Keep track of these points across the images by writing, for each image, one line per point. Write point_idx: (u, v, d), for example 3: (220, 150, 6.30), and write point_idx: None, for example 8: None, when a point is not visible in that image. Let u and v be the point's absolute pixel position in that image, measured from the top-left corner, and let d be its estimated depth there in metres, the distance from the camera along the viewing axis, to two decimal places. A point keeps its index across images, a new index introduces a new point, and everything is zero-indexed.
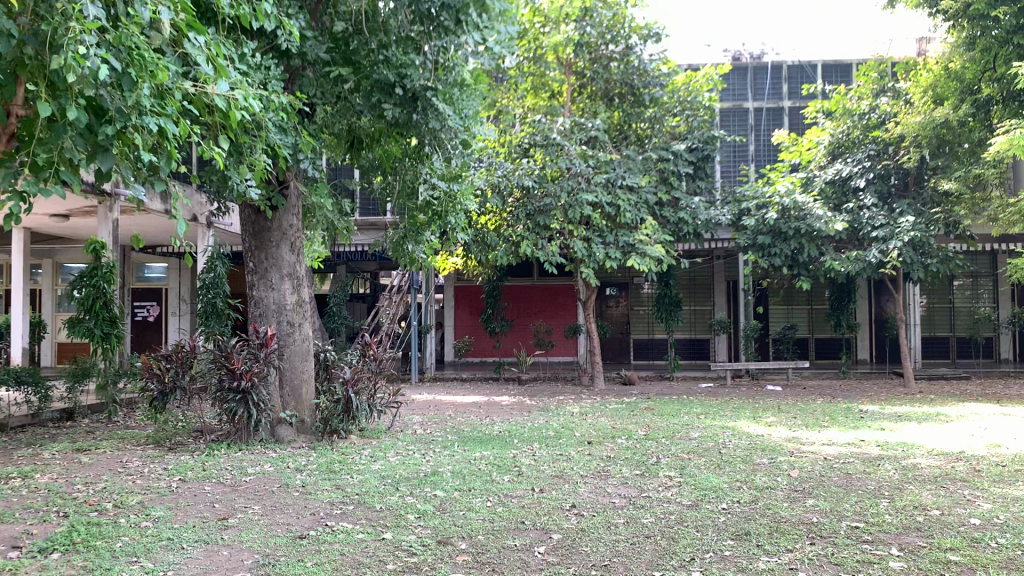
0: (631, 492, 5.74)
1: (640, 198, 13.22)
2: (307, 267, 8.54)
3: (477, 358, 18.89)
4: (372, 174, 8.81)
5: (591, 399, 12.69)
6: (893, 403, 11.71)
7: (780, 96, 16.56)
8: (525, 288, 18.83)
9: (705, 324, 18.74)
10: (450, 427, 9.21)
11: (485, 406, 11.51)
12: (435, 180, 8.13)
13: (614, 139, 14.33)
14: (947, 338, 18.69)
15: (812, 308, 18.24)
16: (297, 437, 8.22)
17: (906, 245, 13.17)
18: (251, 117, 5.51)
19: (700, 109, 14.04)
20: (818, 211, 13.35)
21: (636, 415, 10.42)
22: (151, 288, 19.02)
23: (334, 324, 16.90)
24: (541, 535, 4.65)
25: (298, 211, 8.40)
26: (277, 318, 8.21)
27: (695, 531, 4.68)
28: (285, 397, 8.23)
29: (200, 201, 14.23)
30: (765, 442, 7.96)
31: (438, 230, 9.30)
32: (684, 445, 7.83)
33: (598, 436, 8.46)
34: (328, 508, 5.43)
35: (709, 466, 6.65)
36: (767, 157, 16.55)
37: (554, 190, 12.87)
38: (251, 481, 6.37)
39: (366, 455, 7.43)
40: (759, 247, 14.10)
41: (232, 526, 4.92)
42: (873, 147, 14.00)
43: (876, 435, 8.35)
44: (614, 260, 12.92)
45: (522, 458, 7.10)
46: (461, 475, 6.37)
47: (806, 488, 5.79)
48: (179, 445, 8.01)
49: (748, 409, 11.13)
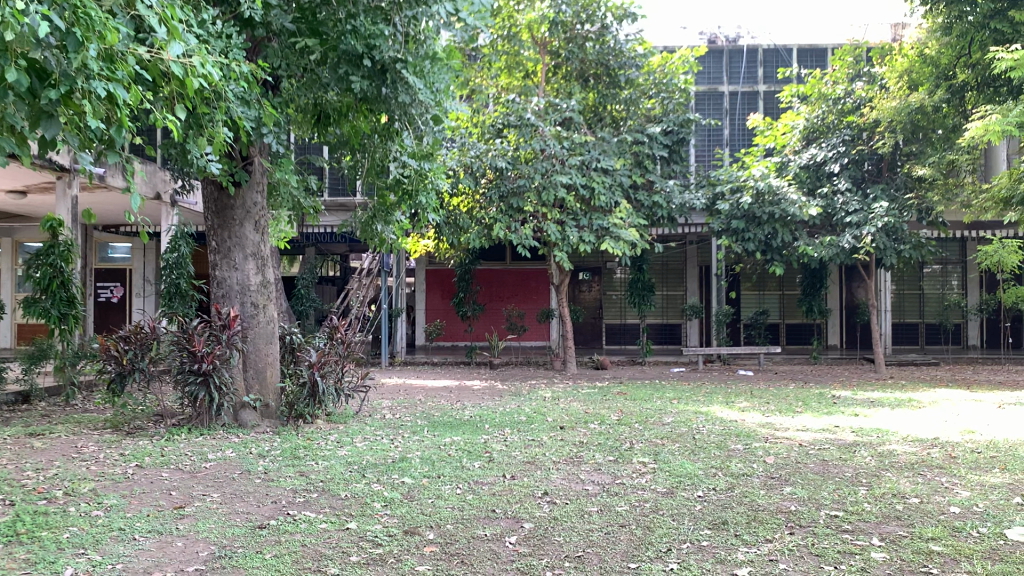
0: (605, 480, 5.59)
1: (614, 181, 13.06)
2: (272, 247, 8.29)
3: (448, 343, 18.69)
4: (340, 152, 8.53)
5: (563, 384, 12.56)
6: (865, 389, 11.69)
7: (755, 80, 16.46)
8: (498, 271, 18.63)
9: (678, 310, 18.68)
10: (420, 412, 9.01)
11: (456, 390, 11.32)
12: (405, 158, 7.86)
13: (588, 121, 14.12)
14: (916, 324, 18.79)
15: (784, 293, 18.22)
16: (262, 422, 8.00)
17: (879, 231, 13.16)
18: (211, 87, 5.24)
19: (675, 91, 13.91)
20: (792, 196, 13.26)
21: (609, 399, 10.29)
22: (115, 269, 18.56)
23: (303, 307, 16.60)
24: (512, 524, 4.48)
25: (262, 189, 8.13)
26: (241, 299, 7.97)
27: (671, 520, 4.53)
28: (249, 380, 8.00)
29: (164, 179, 13.84)
30: (739, 427, 7.85)
31: (408, 210, 9.09)
32: (657, 430, 7.70)
33: (570, 421, 8.31)
34: (291, 496, 5.22)
35: (684, 452, 6.51)
36: (741, 142, 16.46)
37: (528, 171, 12.67)
38: (211, 467, 6.12)
39: (332, 441, 7.20)
40: (733, 232, 14.02)
41: (189, 516, 4.69)
42: (847, 131, 13.93)
43: (850, 421, 8.28)
44: (588, 244, 12.77)
45: (494, 444, 6.92)
46: (430, 461, 6.18)
47: (783, 476, 5.67)
48: (137, 430, 7.73)
49: (721, 394, 11.04)
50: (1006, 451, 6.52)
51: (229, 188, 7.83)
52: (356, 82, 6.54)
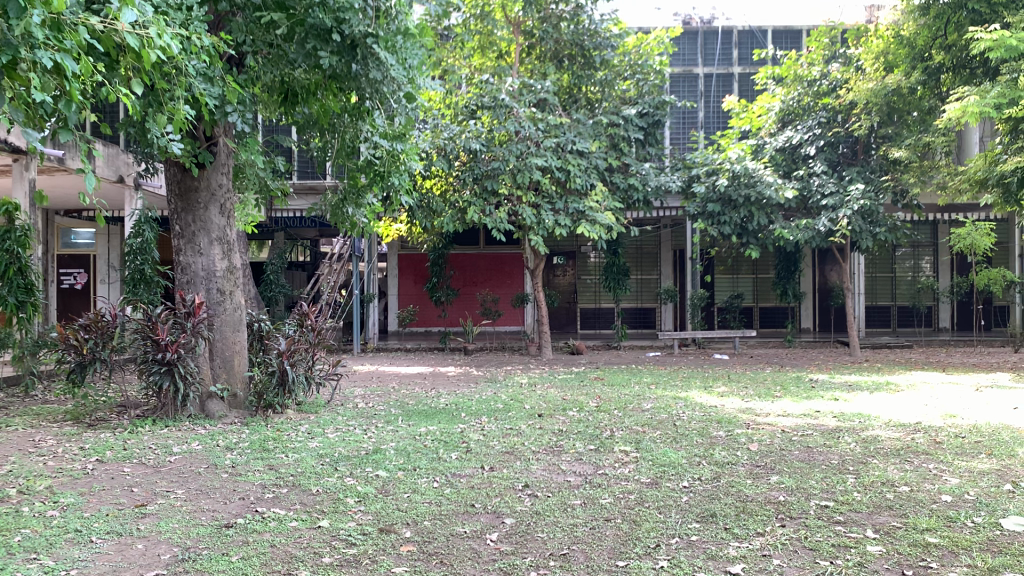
0: (586, 470, 5.40)
1: (590, 164, 12.86)
2: (238, 231, 8.03)
3: (421, 328, 18.44)
4: (309, 133, 8.26)
5: (539, 369, 12.40)
6: (842, 372, 11.65)
7: (730, 62, 16.29)
8: (471, 256, 18.38)
9: (652, 293, 18.57)
10: (393, 400, 8.77)
11: (430, 377, 11.10)
12: (376, 138, 7.64)
13: (563, 102, 13.88)
14: (888, 307, 18.86)
15: (758, 277, 18.17)
16: (229, 412, 7.74)
17: (855, 214, 13.12)
18: (169, 60, 4.94)
19: (650, 73, 13.73)
20: (768, 178, 13.13)
21: (586, 385, 10.14)
22: (77, 255, 18.07)
23: (272, 293, 16.25)
24: (493, 520, 4.28)
25: (227, 171, 7.85)
26: (206, 285, 7.70)
27: (657, 513, 4.36)
28: (216, 369, 7.73)
29: (126, 162, 13.42)
30: (719, 413, 7.72)
31: (380, 192, 8.86)
32: (638, 417, 7.54)
33: (548, 408, 8.13)
34: (259, 491, 4.97)
35: (666, 440, 6.35)
36: (717, 124, 16.31)
37: (502, 154, 12.43)
38: (176, 461, 5.85)
39: (303, 432, 6.95)
40: (708, 216, 13.88)
41: (151, 515, 4.43)
42: (823, 114, 13.84)
43: (830, 406, 8.19)
44: (564, 228, 12.58)
45: (470, 433, 6.72)
46: (405, 452, 5.96)
47: (768, 464, 5.53)
48: (99, 422, 7.42)
49: (698, 378, 10.93)
50: (989, 436, 6.43)
51: (193, 170, 7.55)
52: (325, 57, 6.23)
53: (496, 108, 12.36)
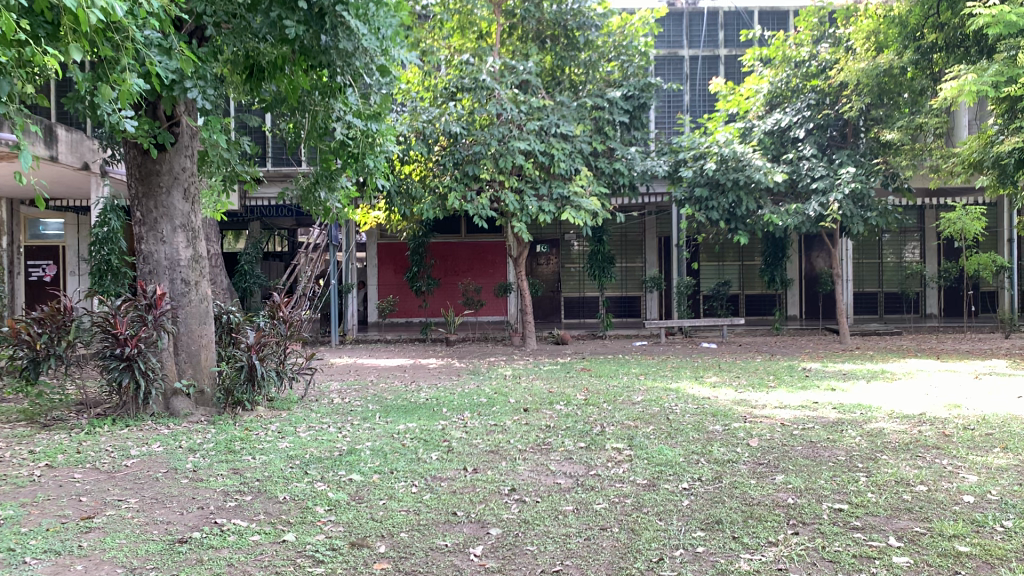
0: (577, 471, 5.00)
1: (574, 148, 12.45)
2: (203, 218, 7.57)
3: (402, 319, 18.00)
4: (278, 113, 7.80)
5: (523, 360, 12.00)
6: (835, 360, 11.32)
7: (715, 44, 15.93)
8: (452, 245, 17.95)
9: (637, 282, 18.20)
10: (371, 395, 8.35)
11: (410, 370, 10.66)
12: (349, 118, 7.30)
13: (546, 84, 13.45)
14: (875, 293, 18.62)
15: (744, 264, 17.86)
16: (196, 410, 7.28)
17: (846, 197, 12.84)
18: (114, 23, 4.44)
19: (635, 54, 13.32)
20: (757, 161, 12.77)
21: (572, 377, 9.75)
22: (46, 246, 17.43)
23: (247, 284, 15.72)
24: (477, 531, 3.88)
25: (191, 154, 7.39)
26: (169, 275, 7.24)
27: (657, 521, 3.99)
28: (181, 364, 7.26)
29: (92, 149, 12.84)
30: (713, 406, 7.35)
31: (355, 176, 8.45)
32: (628, 410, 7.15)
33: (534, 402, 7.73)
34: (220, 500, 4.52)
35: (661, 436, 5.96)
36: (702, 107, 15.94)
37: (484, 137, 12.01)
38: (132, 466, 5.38)
39: (273, 431, 6.51)
40: (696, 201, 13.52)
41: (96, 529, 3.98)
42: (812, 95, 13.52)
43: (828, 396, 7.86)
44: (547, 214, 12.19)
45: (452, 431, 6.30)
46: (382, 453, 5.53)
47: (772, 463, 5.16)
48: (54, 422, 6.93)
49: (688, 368, 10.58)
50: (1000, 428, 6.09)
51: (154, 152, 7.07)
52: (291, 25, 5.76)
53: (477, 90, 11.92)
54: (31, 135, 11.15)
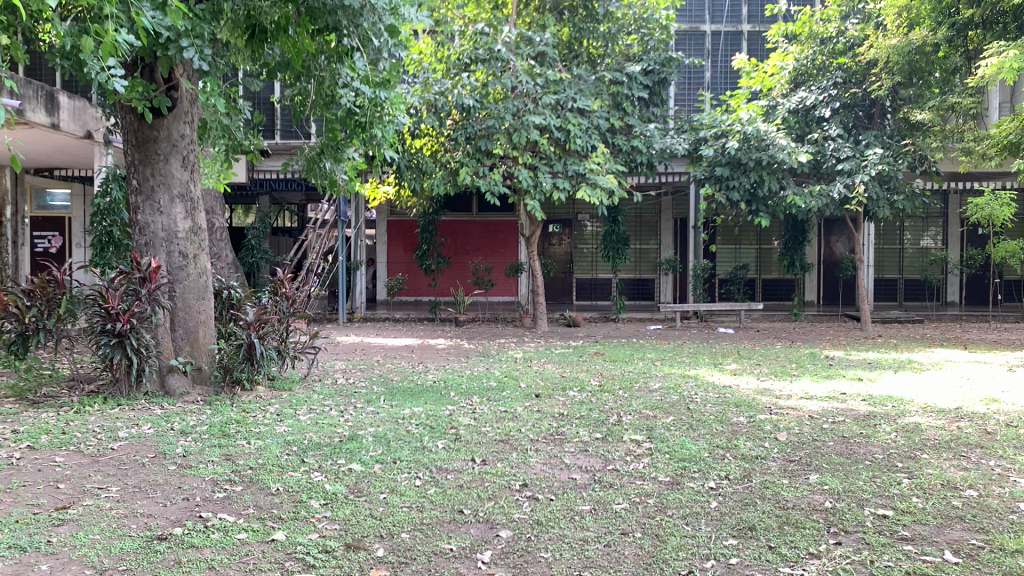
0: (594, 465, 4.64)
1: (591, 123, 12.02)
2: (203, 188, 7.20)
3: (411, 298, 17.66)
4: (281, 78, 7.38)
5: (534, 342, 11.65)
6: (859, 349, 10.90)
7: (739, 19, 15.40)
8: (463, 223, 17.56)
9: (652, 264, 17.78)
10: (376, 376, 8.01)
11: (418, 350, 10.31)
12: (357, 84, 6.96)
13: (563, 57, 13.00)
14: (895, 280, 18.15)
15: (762, 247, 17.41)
16: (192, 389, 6.94)
17: (872, 179, 12.40)
18: None
19: (656, 28, 12.84)
20: (781, 140, 12.31)
21: (586, 361, 9.37)
22: (52, 218, 17.16)
23: (254, 259, 15.37)
24: (486, 533, 3.53)
25: (190, 120, 7.01)
26: (166, 247, 6.89)
27: (684, 525, 3.63)
28: (178, 341, 6.93)
29: (96, 117, 12.48)
30: (736, 395, 6.97)
31: (362, 147, 8.07)
32: (645, 399, 6.77)
33: (546, 387, 7.37)
34: (208, 491, 4.18)
35: (683, 428, 5.59)
36: (724, 84, 15.42)
37: (498, 111, 11.59)
38: (119, 449, 5.05)
39: (271, 413, 6.16)
40: (716, 179, 13.10)
41: (70, 522, 3.65)
42: (839, 73, 13.01)
43: (855, 387, 7.48)
44: (562, 192, 11.78)
45: (461, 417, 5.94)
46: (384, 441, 5.17)
47: (805, 462, 4.78)
48: (44, 399, 6.62)
49: (706, 354, 10.18)
50: None
51: (152, 116, 6.71)
52: None
53: (491, 62, 11.48)
54: (31, 101, 10.82)
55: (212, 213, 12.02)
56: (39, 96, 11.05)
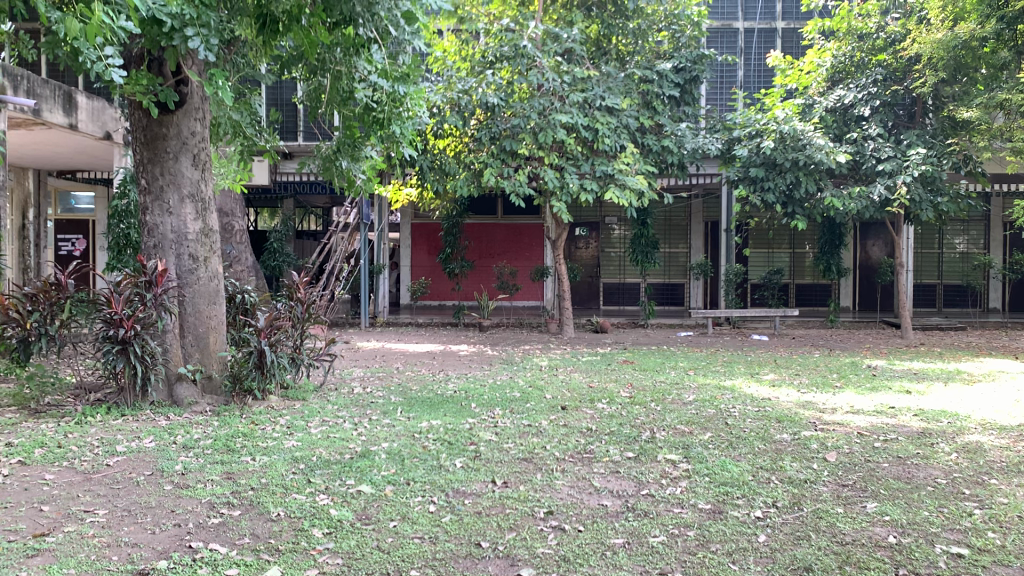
0: (626, 490, 4.23)
1: (620, 123, 11.61)
2: (214, 188, 6.88)
3: (435, 302, 17.31)
4: (297, 72, 7.02)
5: (560, 349, 11.24)
6: (902, 358, 10.37)
7: (773, 16, 14.90)
8: (488, 226, 17.20)
9: (681, 268, 17.29)
10: (395, 385, 7.64)
11: (440, 357, 9.93)
12: (374, 77, 6.58)
13: (591, 54, 12.58)
14: (934, 285, 17.52)
15: (796, 251, 16.87)
16: (201, 399, 6.61)
17: (915, 180, 11.87)
18: None
19: (687, 24, 12.39)
20: (819, 140, 11.79)
21: (615, 370, 8.94)
22: (76, 220, 17.05)
23: (276, 262, 15.07)
24: (505, 572, 3.13)
25: (200, 117, 6.71)
26: (175, 250, 6.57)
27: (730, 564, 3.21)
28: (187, 348, 6.61)
29: (115, 117, 12.28)
30: (777, 410, 6.54)
31: (381, 145, 7.70)
32: (680, 413, 6.33)
33: (573, 398, 6.96)
34: (203, 516, 3.81)
35: (722, 446, 5.17)
36: (758, 83, 14.93)
37: (523, 109, 11.25)
38: (116, 465, 4.71)
39: (281, 426, 5.80)
40: (750, 181, 12.61)
41: (47, 552, 3.30)
42: (879, 70, 12.47)
43: (904, 401, 7.01)
44: (590, 193, 11.35)
45: (482, 431, 5.55)
46: (397, 459, 4.78)
47: (860, 487, 4.33)
48: (47, 408, 6.33)
49: (742, 363, 9.71)
50: None
51: (161, 113, 6.41)
52: None
53: (516, 59, 11.09)
54: (48, 101, 10.60)
55: (230, 215, 11.78)
56: (56, 96, 10.84)
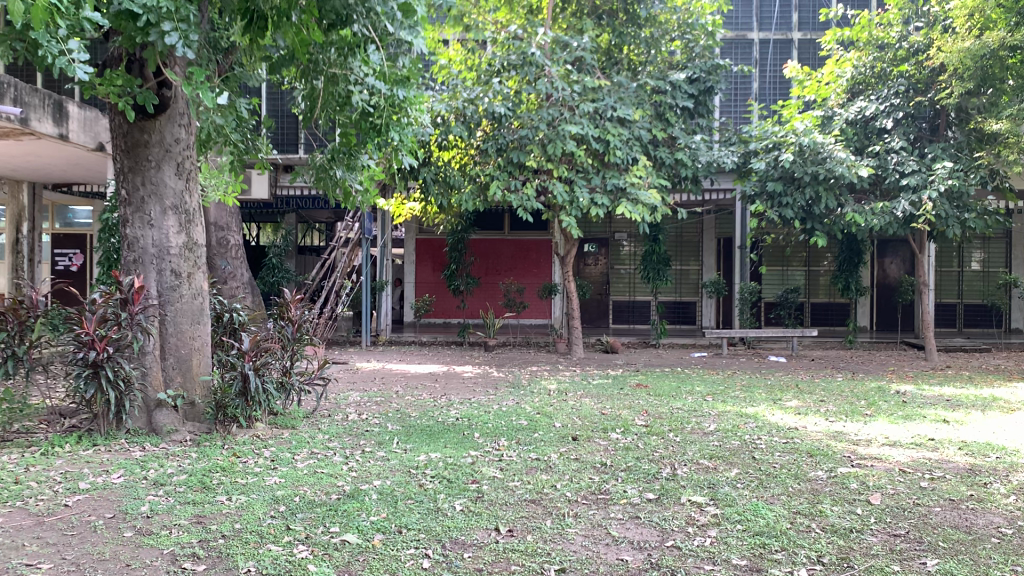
0: (648, 542, 3.71)
1: (632, 134, 11.14)
2: (200, 199, 6.43)
3: (440, 320, 16.83)
4: (289, 76, 6.54)
5: (569, 371, 10.72)
6: (931, 382, 9.81)
7: (788, 26, 14.44)
8: (495, 242, 16.75)
9: (692, 286, 16.78)
10: (393, 411, 7.13)
11: (442, 380, 9.42)
12: (371, 80, 6.10)
13: (601, 64, 12.16)
14: (954, 305, 16.96)
15: (811, 269, 16.35)
16: (182, 427, 6.12)
17: (940, 195, 11.34)
18: None
19: (701, 34, 11.84)
20: (840, 153, 11.29)
21: (628, 395, 8.38)
22: (74, 235, 16.63)
23: (275, 278, 14.60)
24: None
25: (185, 123, 6.26)
26: (157, 265, 6.11)
27: None
28: (168, 371, 6.14)
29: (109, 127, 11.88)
30: (806, 442, 6.01)
31: (380, 153, 7.21)
32: (701, 445, 5.80)
33: (584, 428, 6.44)
34: (161, 572, 3.29)
35: (751, 486, 4.66)
36: (773, 95, 14.46)
37: (531, 120, 10.84)
38: (75, 506, 4.21)
39: (265, 459, 5.30)
40: (768, 196, 12.12)
41: None
42: (901, 82, 12.01)
43: (943, 432, 6.47)
44: (601, 208, 10.87)
45: (485, 467, 5.03)
46: (390, 500, 4.26)
47: (915, 539, 3.79)
48: (14, 436, 5.85)
49: (762, 388, 9.15)
50: None
51: (142, 118, 5.97)
52: None
53: (524, 67, 10.63)
54: (37, 110, 10.18)
55: (226, 230, 11.42)
56: (47, 105, 10.41)
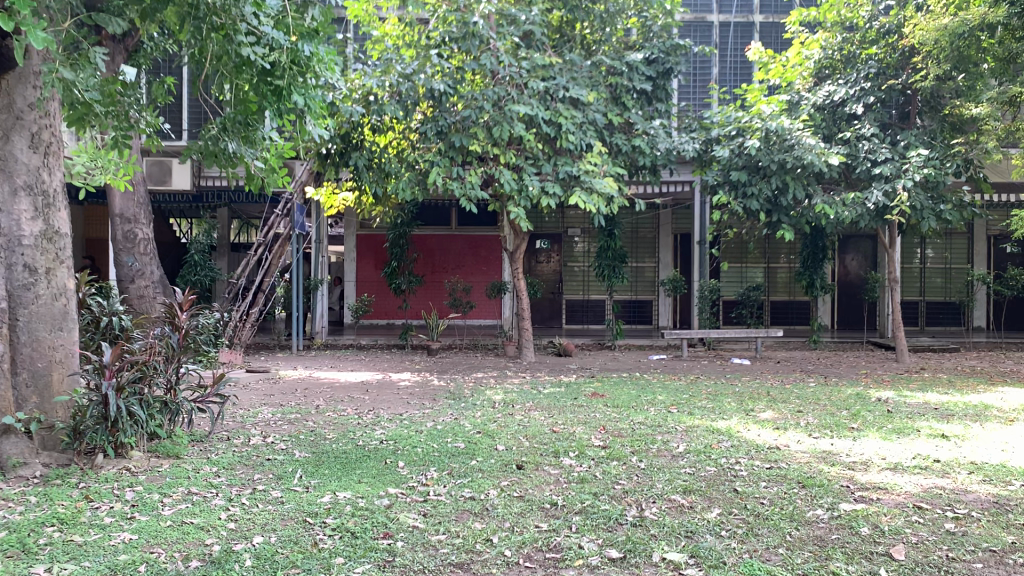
0: None
1: (586, 118, 10.16)
2: (64, 177, 5.22)
3: (382, 321, 15.70)
4: (173, 29, 5.37)
5: (517, 377, 9.68)
6: (911, 387, 8.98)
7: (749, 8, 13.63)
8: (441, 238, 15.66)
9: (649, 284, 15.89)
10: (304, 433, 5.99)
11: (373, 390, 8.30)
12: (268, 31, 4.99)
13: (552, 43, 11.18)
14: (916, 302, 16.33)
15: (771, 266, 15.59)
16: (33, 459, 4.94)
17: (915, 185, 10.56)
18: None
19: (660, 11, 10.92)
20: (808, 139, 10.38)
21: (584, 407, 7.36)
22: None
23: (197, 277, 13.27)
24: None
25: (42, 83, 5.06)
26: (5, 258, 4.89)
27: None
28: (20, 390, 4.93)
29: None
30: (793, 467, 5.05)
31: (287, 125, 6.08)
32: (672, 474, 4.80)
33: (531, 452, 5.39)
34: None
35: (738, 535, 3.68)
36: (734, 81, 13.65)
37: (475, 99, 9.67)
38: None
39: (124, 504, 4.15)
40: (732, 186, 11.24)
41: None
42: (871, 65, 11.23)
43: (946, 451, 5.58)
44: (551, 198, 9.84)
45: (403, 514, 3.93)
46: (266, 571, 3.18)
47: None
48: None
49: (731, 396, 8.21)
50: None
51: None
52: None
53: (466, 40, 9.54)
54: None
55: (132, 222, 10.10)
56: None
